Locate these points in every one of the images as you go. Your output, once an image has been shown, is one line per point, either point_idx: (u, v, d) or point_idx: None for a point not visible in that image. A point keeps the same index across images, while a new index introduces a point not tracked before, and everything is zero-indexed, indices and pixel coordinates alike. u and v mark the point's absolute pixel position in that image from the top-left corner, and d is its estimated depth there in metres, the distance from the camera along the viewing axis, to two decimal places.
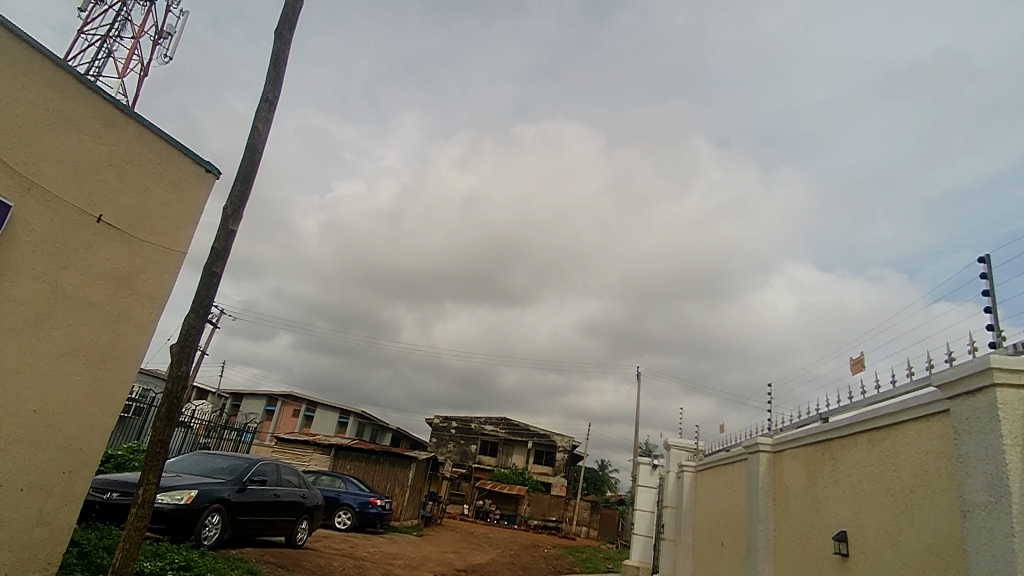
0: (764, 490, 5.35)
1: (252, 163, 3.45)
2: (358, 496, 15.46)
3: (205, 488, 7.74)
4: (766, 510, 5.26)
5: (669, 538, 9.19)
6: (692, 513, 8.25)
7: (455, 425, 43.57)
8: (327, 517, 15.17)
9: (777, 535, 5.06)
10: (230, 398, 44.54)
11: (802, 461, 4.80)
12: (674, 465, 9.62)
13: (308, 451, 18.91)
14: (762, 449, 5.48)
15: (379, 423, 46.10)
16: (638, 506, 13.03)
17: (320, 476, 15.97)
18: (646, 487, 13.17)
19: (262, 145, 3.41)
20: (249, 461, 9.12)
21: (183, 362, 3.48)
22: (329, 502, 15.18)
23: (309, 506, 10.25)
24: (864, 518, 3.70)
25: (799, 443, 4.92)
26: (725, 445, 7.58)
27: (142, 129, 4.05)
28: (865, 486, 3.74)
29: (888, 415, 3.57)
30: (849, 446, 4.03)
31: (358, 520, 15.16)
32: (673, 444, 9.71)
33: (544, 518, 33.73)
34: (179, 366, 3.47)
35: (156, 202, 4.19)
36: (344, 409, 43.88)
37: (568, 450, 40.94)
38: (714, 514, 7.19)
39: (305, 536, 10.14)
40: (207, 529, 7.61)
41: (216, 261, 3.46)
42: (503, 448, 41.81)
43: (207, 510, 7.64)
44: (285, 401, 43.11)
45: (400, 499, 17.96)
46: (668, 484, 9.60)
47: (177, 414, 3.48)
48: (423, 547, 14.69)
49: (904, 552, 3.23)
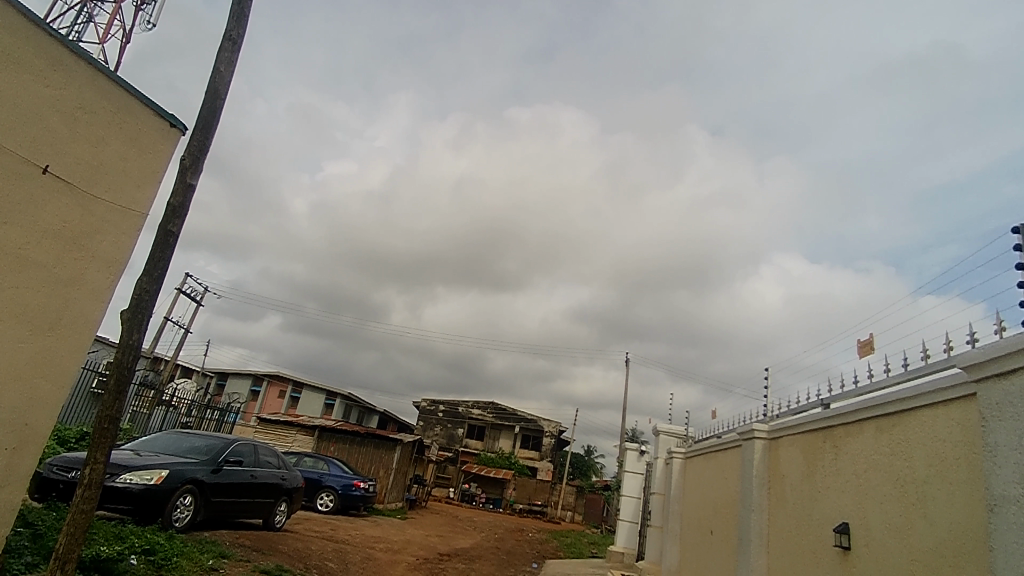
0: (758, 478, 5.13)
1: (213, 109, 3.11)
2: (341, 479, 15.23)
3: (177, 468, 7.44)
4: (760, 499, 5.05)
5: (656, 525, 9.03)
6: (680, 501, 8.08)
7: (443, 409, 43.46)
8: (310, 499, 14.94)
9: (772, 525, 4.84)
10: (214, 377, 44.02)
11: (800, 449, 4.57)
12: (663, 451, 9.44)
13: (291, 432, 18.61)
14: (758, 436, 5.26)
15: (365, 405, 45.86)
16: (625, 492, 12.90)
17: (303, 458, 15.71)
18: (633, 473, 13.06)
19: (224, 88, 3.07)
20: (225, 441, 8.81)
21: (134, 330, 3.14)
22: (311, 484, 14.96)
23: (288, 489, 9.99)
24: (869, 509, 3.48)
25: (797, 430, 4.70)
26: (716, 432, 7.39)
27: (97, 74, 3.65)
28: (871, 476, 3.52)
29: (900, 400, 3.33)
30: (853, 434, 3.81)
31: (340, 503, 14.94)
32: (662, 430, 9.52)
33: (530, 502, 33.84)
34: (129, 334, 3.12)
35: (113, 157, 3.79)
36: (331, 390, 43.56)
37: (555, 435, 40.99)
38: (704, 502, 7.00)
39: (283, 519, 9.88)
40: (178, 510, 7.32)
41: (172, 219, 3.11)
42: (489, 432, 41.78)
43: (179, 491, 7.35)
44: (271, 381, 42.73)
45: (384, 482, 17.74)
46: (656, 470, 9.42)
47: (127, 387, 3.14)
48: (406, 530, 14.53)
49: (915, 547, 3.01)
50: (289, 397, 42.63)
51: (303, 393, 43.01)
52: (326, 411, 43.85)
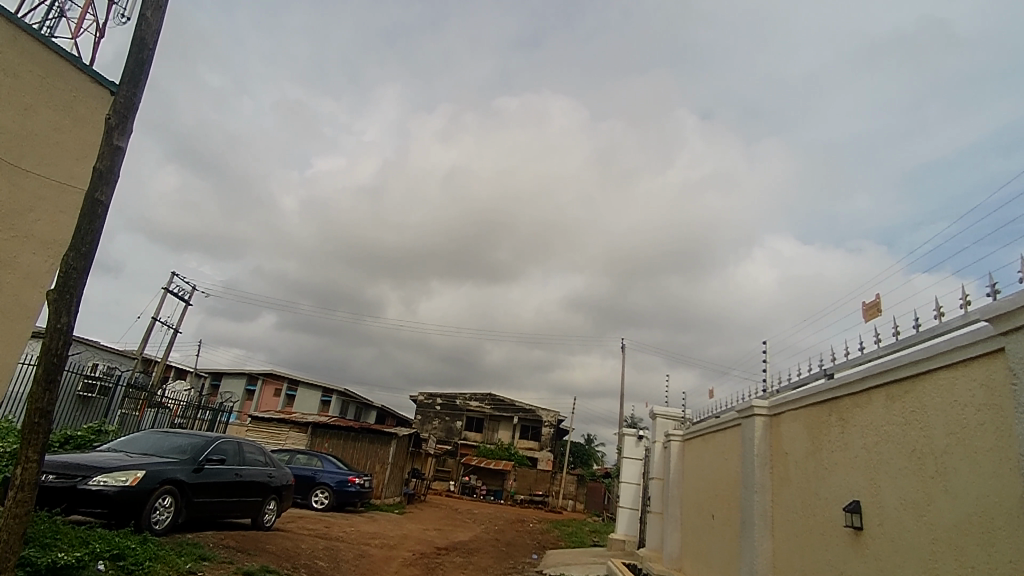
0: (760, 457, 4.84)
1: (140, 61, 2.86)
2: (335, 475, 14.94)
3: (155, 468, 7.13)
4: (762, 479, 4.77)
5: (656, 510, 8.77)
6: (680, 484, 7.80)
7: (440, 402, 43.23)
8: (304, 496, 14.66)
9: (776, 506, 4.58)
10: (209, 377, 43.66)
11: (803, 424, 4.30)
12: (660, 435, 9.17)
13: (284, 429, 18.29)
14: (758, 412, 4.98)
15: (362, 400, 45.60)
16: (624, 478, 12.67)
17: (296, 455, 15.41)
18: (631, 459, 12.83)
19: (151, 36, 2.82)
20: (206, 439, 8.48)
21: (62, 313, 2.84)
22: (305, 481, 14.72)
23: (277, 486, 9.70)
24: (883, 485, 3.21)
25: (799, 404, 4.42)
26: (714, 412, 7.11)
27: (17, 33, 3.46)
28: (883, 449, 3.24)
29: (913, 363, 3.05)
30: (861, 404, 3.53)
31: (336, 500, 14.67)
32: (659, 413, 9.25)
33: (530, 492, 33.73)
34: (56, 316, 2.82)
35: (42, 126, 3.60)
36: (327, 387, 43.26)
37: (554, 425, 40.82)
38: (704, 484, 6.73)
39: (273, 517, 9.58)
40: (157, 512, 7.02)
41: (98, 188, 2.85)
42: (488, 424, 41.59)
43: (157, 493, 7.04)
44: (266, 380, 42.43)
45: (381, 477, 17.47)
46: (654, 455, 9.16)
47: (56, 377, 2.83)
48: (404, 525, 14.26)
49: (935, 525, 2.74)
50: (285, 395, 42.40)
51: (299, 391, 42.73)
52: (323, 407, 43.57)
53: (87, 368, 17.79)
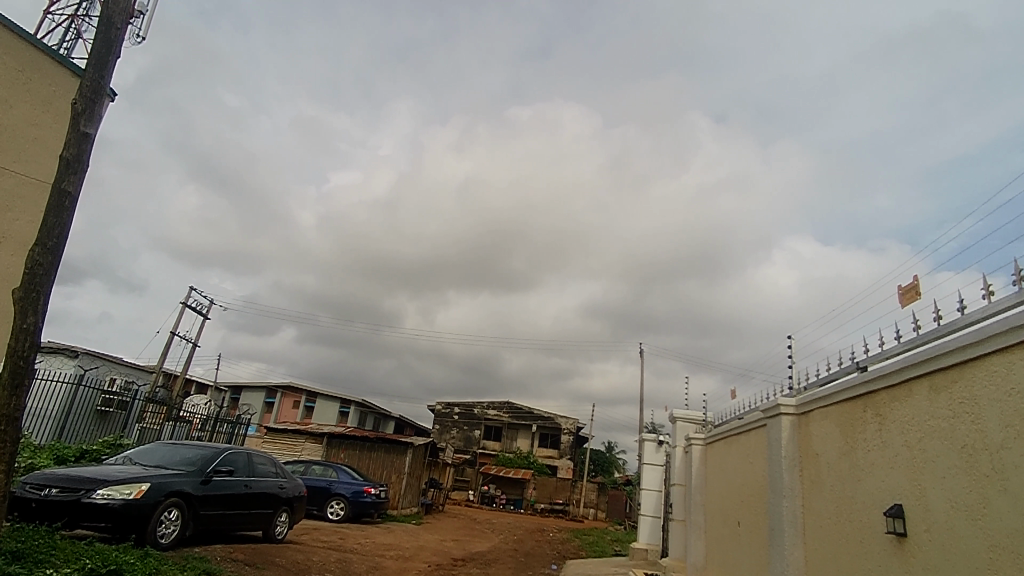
0: (788, 459, 4.52)
1: (102, 60, 3.25)
2: (350, 485, 14.75)
3: (161, 480, 6.98)
4: (791, 483, 4.44)
5: (679, 518, 8.41)
6: (703, 490, 7.45)
7: (458, 411, 43.01)
8: (319, 508, 14.50)
9: (807, 512, 4.24)
10: (228, 390, 43.95)
11: (835, 422, 3.97)
12: (681, 439, 8.81)
13: (300, 440, 18.18)
14: (785, 411, 4.65)
15: (380, 411, 45.54)
16: (644, 485, 12.28)
17: (311, 466, 15.27)
18: (652, 465, 12.46)
19: (117, 32, 3.29)
20: (215, 449, 8.35)
21: (29, 312, 2.95)
22: (321, 492, 14.57)
23: (288, 498, 9.51)
24: (928, 487, 2.89)
25: (829, 401, 4.10)
26: (737, 413, 6.77)
27: None
28: (927, 446, 2.93)
29: (959, 349, 2.74)
30: (900, 398, 3.22)
31: (351, 511, 14.47)
32: (679, 417, 8.90)
33: (550, 501, 33.26)
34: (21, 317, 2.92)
35: None
36: (345, 398, 43.29)
37: (574, 432, 40.31)
38: (728, 490, 6.38)
39: (285, 530, 9.40)
40: (163, 526, 6.87)
41: (66, 183, 3.10)
42: (507, 432, 41.23)
43: (163, 505, 6.88)
44: (284, 392, 42.60)
45: (397, 487, 17.25)
46: (674, 460, 8.80)
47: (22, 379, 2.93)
48: (420, 536, 14.01)
49: (992, 530, 2.42)
50: (304, 407, 42.52)
51: (317, 402, 42.82)
52: (341, 419, 43.64)
53: (105, 382, 17.86)
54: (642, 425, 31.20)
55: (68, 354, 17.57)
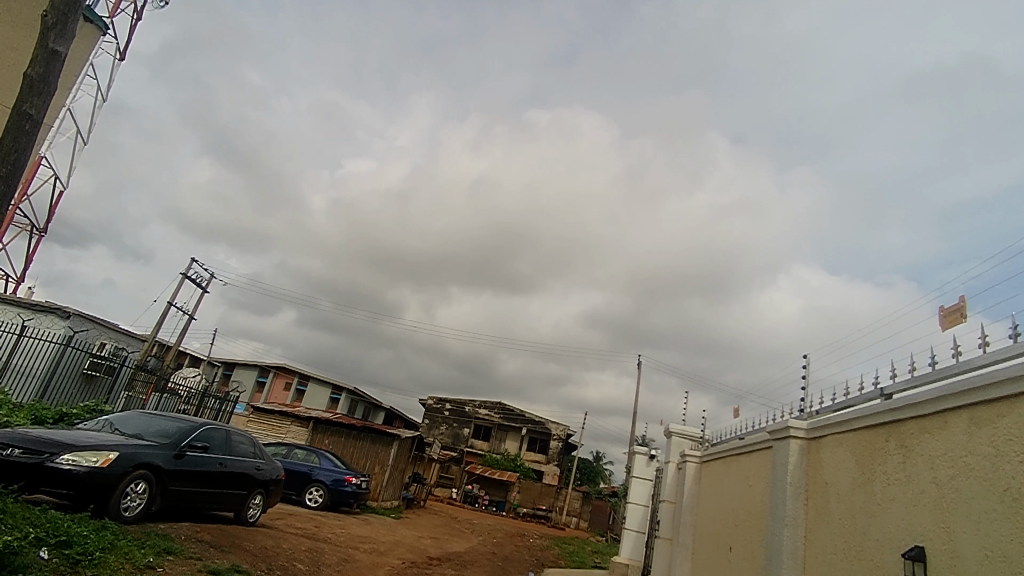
0: (793, 486, 4.20)
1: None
2: (331, 473, 14.46)
3: (130, 450, 6.67)
4: (795, 512, 4.12)
5: (665, 536, 8.08)
6: (693, 510, 7.12)
7: (449, 407, 42.67)
8: (298, 493, 14.22)
9: (810, 545, 3.93)
10: (221, 366, 43.68)
11: (851, 452, 3.65)
12: (675, 455, 8.49)
13: (285, 422, 17.89)
14: (794, 435, 4.33)
15: (371, 400, 45.24)
16: (631, 499, 11.95)
17: (294, 450, 14.98)
18: (641, 479, 12.10)
19: None
20: (192, 423, 8.04)
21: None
22: (301, 477, 14.28)
23: (264, 481, 9.20)
24: (959, 531, 2.57)
25: (846, 427, 3.78)
26: (737, 433, 6.46)
27: None
28: (961, 484, 2.61)
29: (1010, 379, 2.43)
30: (931, 429, 2.90)
31: (330, 499, 14.17)
32: (675, 432, 8.58)
33: (534, 506, 32.89)
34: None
35: None
36: (336, 384, 43.01)
37: (563, 439, 39.98)
38: (721, 513, 6.06)
39: (258, 513, 9.09)
40: (127, 498, 6.57)
41: (29, 99, 3.22)
42: (496, 433, 40.86)
43: (129, 477, 6.58)
44: (277, 373, 42.36)
45: (379, 478, 16.94)
46: (666, 476, 8.49)
47: None
48: (397, 530, 13.69)
49: None
50: (295, 390, 42.27)
51: (309, 386, 42.55)
52: (331, 405, 43.37)
53: (94, 346, 17.53)
54: (632, 438, 30.87)
55: (59, 314, 17.23)
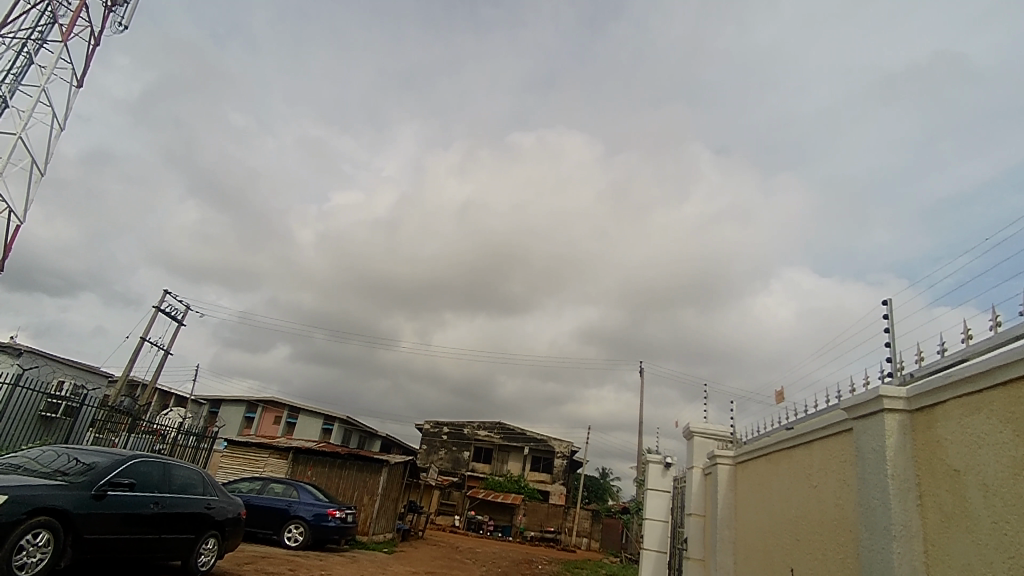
0: (896, 479, 2.93)
1: None
2: (312, 507, 13.00)
3: (27, 492, 5.35)
4: (904, 518, 2.85)
5: (696, 557, 6.73)
6: (730, 524, 5.81)
7: (447, 430, 40.97)
8: (275, 531, 12.78)
9: (938, 566, 2.65)
10: (207, 404, 42.00)
11: (1002, 422, 2.40)
12: (700, 459, 7.19)
13: (263, 455, 16.41)
14: (890, 409, 3.05)
15: (366, 429, 43.54)
16: (648, 514, 10.59)
17: (269, 484, 13.51)
18: (657, 491, 10.74)
19: None
20: (118, 457, 6.69)
21: None
22: (278, 515, 12.85)
23: (218, 521, 7.81)
24: None
25: (984, 384, 2.54)
26: (785, 423, 5.18)
27: None
28: None
29: None
30: None
31: (311, 537, 12.68)
32: (697, 432, 7.29)
33: (541, 529, 31.27)
34: None
35: None
36: (329, 414, 41.46)
37: (567, 456, 38.41)
38: (773, 524, 4.76)
39: (211, 560, 7.68)
40: (22, 553, 5.24)
41: None
42: (497, 454, 39.19)
43: (24, 526, 5.26)
44: (266, 407, 40.71)
45: (368, 510, 15.41)
46: (691, 484, 7.17)
47: None
48: (388, 567, 12.25)
49: None
50: (285, 423, 40.62)
51: (300, 419, 40.97)
52: (324, 436, 41.66)
53: (51, 385, 16.18)
54: (639, 450, 29.32)
55: (11, 352, 15.96)
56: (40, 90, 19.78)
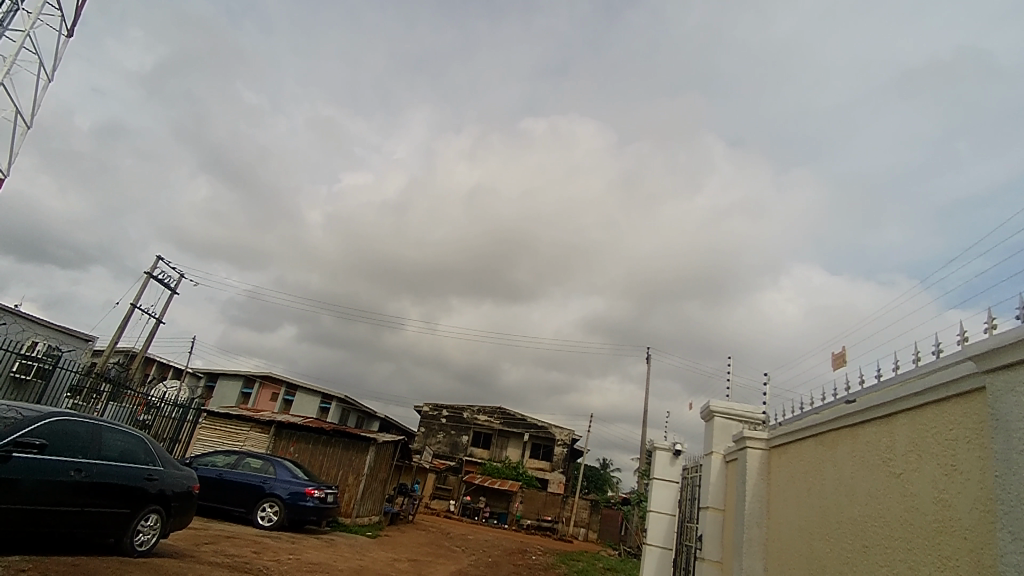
0: None
1: None
2: (289, 485, 12.05)
3: None
4: None
5: (713, 559, 5.69)
6: (759, 521, 4.73)
7: (446, 414, 40.08)
8: (248, 509, 11.88)
9: None
10: (204, 378, 41.32)
11: None
12: (721, 444, 6.10)
13: (244, 428, 15.47)
14: None
15: (364, 409, 42.79)
16: (653, 507, 9.56)
17: (245, 458, 12.50)
18: (664, 482, 9.70)
19: None
20: (32, 413, 5.77)
21: None
22: (252, 491, 11.95)
23: (161, 495, 6.94)
24: None
25: None
26: (846, 397, 4.06)
27: None
28: None
29: None
30: None
31: (286, 517, 11.80)
32: (718, 413, 6.20)
33: (538, 517, 30.49)
34: None
35: None
36: (327, 393, 40.71)
37: (568, 444, 37.55)
38: (826, 521, 3.67)
39: (149, 539, 6.77)
40: None
41: None
42: (497, 440, 38.30)
43: None
44: (263, 383, 40.03)
45: (353, 491, 14.44)
46: (710, 472, 6.09)
47: None
48: (369, 553, 11.31)
49: None
50: (282, 400, 39.89)
51: (297, 396, 40.25)
52: (321, 414, 40.93)
53: (22, 345, 15.35)
54: (642, 440, 28.34)
55: None
56: (25, 37, 18.80)
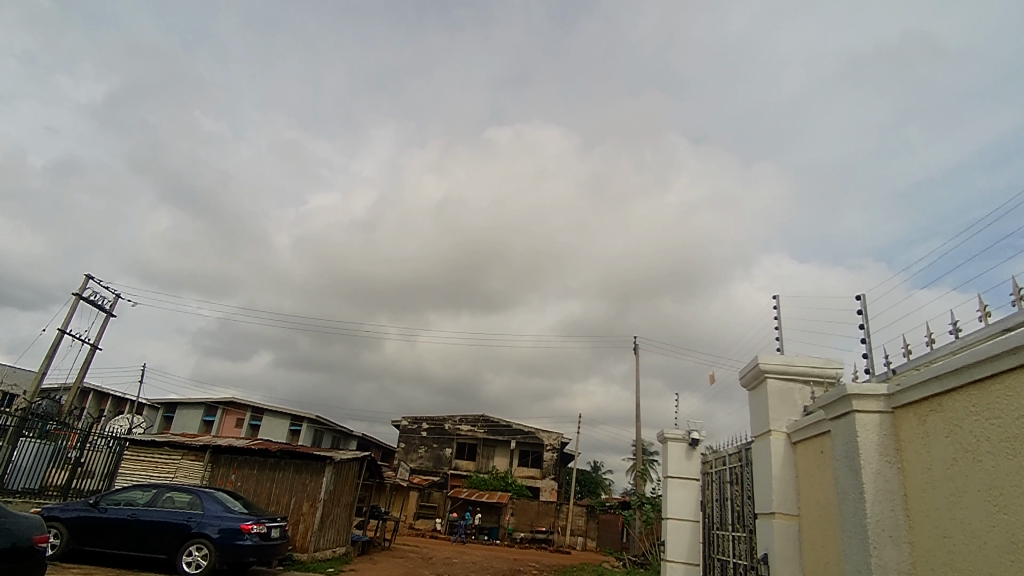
0: None
1: None
2: (220, 521, 9.80)
3: None
4: None
5: None
6: (890, 535, 2.78)
7: (426, 427, 37.63)
8: (172, 555, 9.65)
9: None
10: (162, 408, 38.29)
11: None
12: (781, 417, 4.18)
13: (175, 457, 13.15)
14: None
15: (339, 429, 40.14)
16: (671, 514, 7.61)
17: (168, 493, 10.21)
18: (680, 480, 7.76)
19: None
20: None
21: None
22: (176, 532, 9.72)
23: None
24: None
25: None
26: None
27: None
28: None
29: None
30: None
31: (219, 561, 9.55)
32: (772, 374, 4.27)
33: (531, 529, 28.42)
34: None
35: None
36: (297, 414, 38.09)
37: (558, 448, 35.52)
38: None
39: None
40: None
41: None
42: (482, 450, 36.06)
43: None
44: (226, 409, 37.13)
45: (309, 521, 12.14)
46: (768, 460, 4.14)
47: None
48: None
49: None
50: (248, 426, 37.09)
51: (264, 420, 37.45)
52: (291, 438, 38.19)
53: None
54: (638, 437, 26.46)
55: None
56: None
